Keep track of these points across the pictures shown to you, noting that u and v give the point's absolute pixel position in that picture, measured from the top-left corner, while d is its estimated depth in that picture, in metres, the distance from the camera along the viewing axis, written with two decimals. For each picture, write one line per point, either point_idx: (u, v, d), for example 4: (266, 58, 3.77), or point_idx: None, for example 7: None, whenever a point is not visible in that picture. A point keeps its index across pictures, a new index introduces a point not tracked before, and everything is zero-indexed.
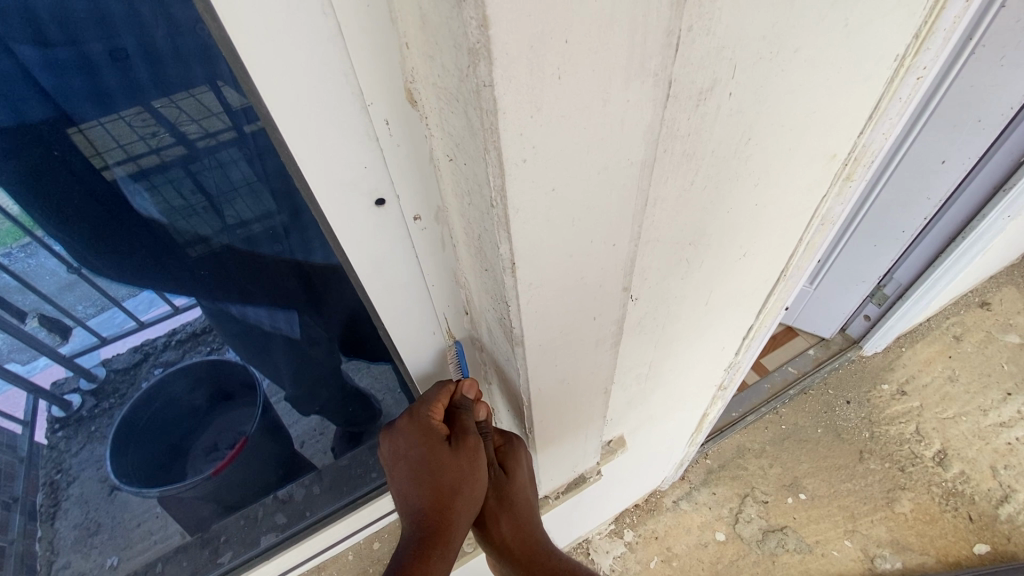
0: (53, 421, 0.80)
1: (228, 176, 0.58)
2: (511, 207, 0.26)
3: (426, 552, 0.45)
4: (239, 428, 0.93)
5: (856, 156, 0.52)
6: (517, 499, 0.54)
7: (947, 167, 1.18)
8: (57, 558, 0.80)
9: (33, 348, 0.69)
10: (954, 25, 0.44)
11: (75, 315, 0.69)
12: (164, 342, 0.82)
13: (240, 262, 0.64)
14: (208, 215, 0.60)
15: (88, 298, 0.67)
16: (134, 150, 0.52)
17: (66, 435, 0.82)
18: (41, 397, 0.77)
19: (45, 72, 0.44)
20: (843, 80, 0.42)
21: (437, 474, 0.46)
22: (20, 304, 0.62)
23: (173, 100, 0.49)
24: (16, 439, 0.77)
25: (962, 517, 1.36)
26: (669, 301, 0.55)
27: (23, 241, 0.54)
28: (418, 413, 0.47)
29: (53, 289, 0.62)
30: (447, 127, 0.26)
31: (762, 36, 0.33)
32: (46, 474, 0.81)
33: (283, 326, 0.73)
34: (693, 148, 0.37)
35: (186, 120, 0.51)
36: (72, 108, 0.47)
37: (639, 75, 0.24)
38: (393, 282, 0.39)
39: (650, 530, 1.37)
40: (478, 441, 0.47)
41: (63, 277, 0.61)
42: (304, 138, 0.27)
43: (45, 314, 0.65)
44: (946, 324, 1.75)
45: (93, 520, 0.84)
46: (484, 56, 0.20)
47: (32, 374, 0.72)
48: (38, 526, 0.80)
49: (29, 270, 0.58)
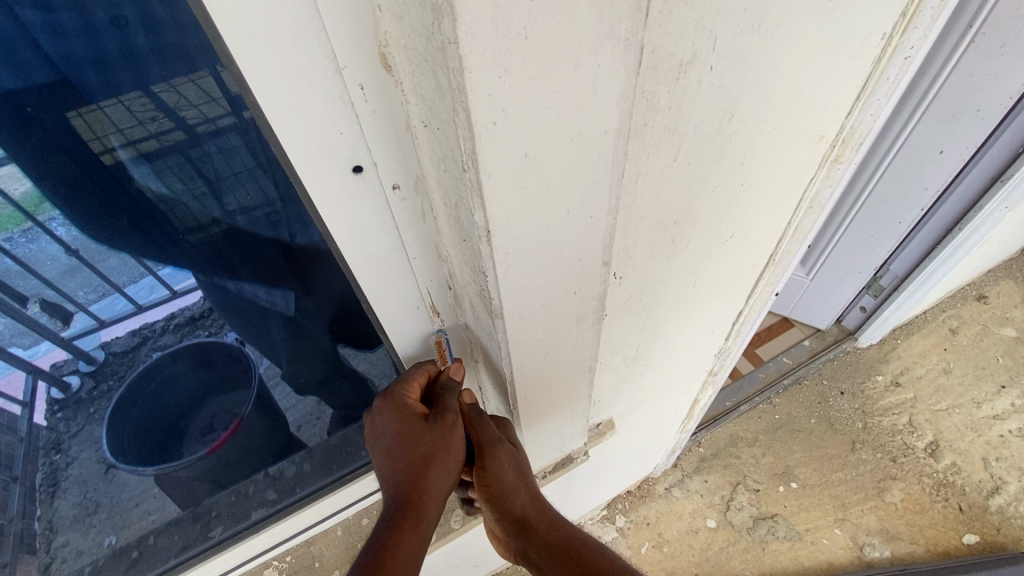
0: (53, 403, 0.83)
1: (224, 162, 0.60)
2: (483, 171, 0.26)
3: (398, 523, 0.46)
4: (233, 410, 0.94)
5: (844, 138, 0.52)
6: (530, 463, 0.55)
7: (945, 157, 1.17)
8: (56, 536, 0.82)
9: (34, 334, 0.74)
10: (943, 5, 0.44)
11: (79, 300, 0.76)
12: (163, 326, 0.89)
13: (236, 248, 0.67)
14: (206, 200, 0.63)
15: (89, 284, 0.74)
16: (134, 135, 0.55)
17: (67, 417, 0.85)
18: (41, 378, 0.80)
19: (48, 37, 0.46)
20: (826, 60, 0.42)
21: (411, 447, 0.47)
22: (21, 289, 0.68)
23: (172, 85, 0.51)
24: (15, 420, 0.80)
25: (952, 507, 1.37)
26: (656, 283, 0.55)
27: (24, 226, 0.57)
28: (394, 392, 0.49)
29: (57, 274, 0.69)
30: (420, 89, 0.26)
31: (743, 9, 0.33)
32: (45, 454, 0.83)
33: (279, 302, 0.74)
34: (675, 122, 0.37)
35: (185, 106, 0.54)
36: (74, 73, 0.49)
37: (610, 39, 0.24)
38: (374, 253, 0.39)
39: (642, 516, 1.39)
40: (457, 418, 0.48)
41: (64, 263, 0.70)
42: (277, 101, 0.27)
43: (46, 299, 0.72)
44: (942, 317, 1.75)
45: (91, 501, 0.86)
46: (447, 12, 0.20)
47: (34, 357, 0.77)
48: (37, 506, 0.82)
49: (30, 255, 0.65)
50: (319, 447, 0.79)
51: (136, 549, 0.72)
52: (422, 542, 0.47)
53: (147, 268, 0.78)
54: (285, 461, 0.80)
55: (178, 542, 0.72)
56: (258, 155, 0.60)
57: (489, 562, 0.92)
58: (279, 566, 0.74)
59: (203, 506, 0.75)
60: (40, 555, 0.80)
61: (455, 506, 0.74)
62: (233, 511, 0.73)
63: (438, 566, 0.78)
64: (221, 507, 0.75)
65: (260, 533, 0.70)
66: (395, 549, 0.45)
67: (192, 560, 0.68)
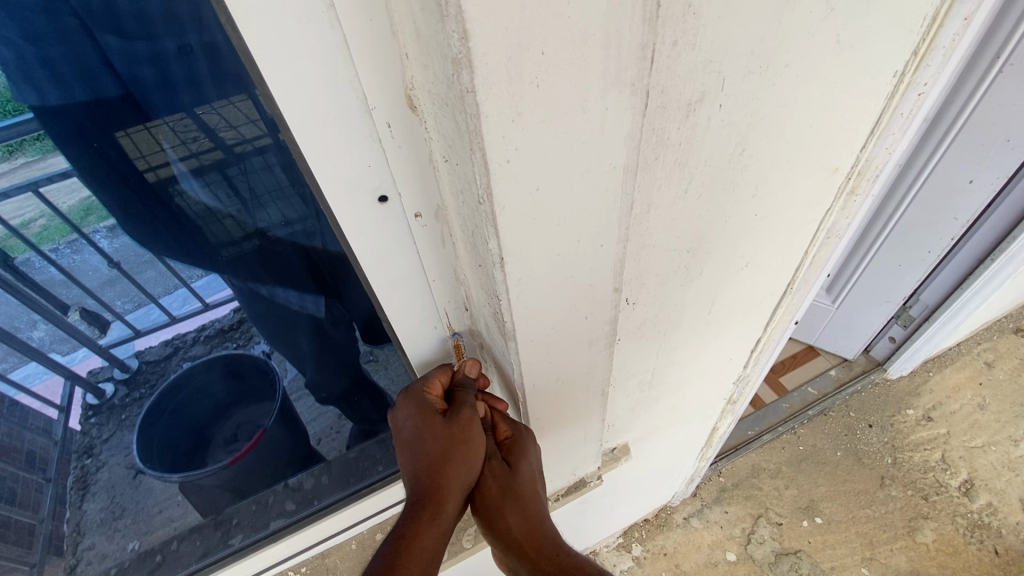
0: (87, 408, 0.97)
1: (259, 182, 0.65)
2: (498, 205, 0.28)
3: (415, 515, 0.47)
4: (255, 423, 0.97)
5: (859, 170, 0.53)
6: (523, 490, 0.52)
7: (975, 186, 1.15)
8: (83, 539, 0.86)
9: (73, 341, 0.91)
10: (955, 43, 0.44)
11: (115, 310, 0.93)
12: (194, 336, 1.01)
13: (269, 258, 0.70)
14: (241, 214, 0.67)
15: (126, 294, 0.91)
16: (179, 154, 0.62)
17: (98, 422, 0.98)
18: (78, 383, 0.95)
19: (121, 58, 0.54)
20: (837, 96, 0.43)
21: (427, 441, 0.48)
22: (66, 297, 0.85)
23: (216, 108, 0.57)
24: (52, 423, 0.92)
25: (988, 550, 1.30)
26: (670, 309, 0.56)
27: (69, 237, 0.76)
28: (415, 388, 0.50)
29: (96, 285, 0.86)
30: (442, 130, 0.28)
31: (750, 51, 0.34)
32: (77, 457, 0.94)
33: (310, 305, 0.76)
34: (686, 157, 0.38)
35: (224, 127, 0.60)
36: (137, 88, 0.56)
37: (617, 86, 0.26)
38: (394, 275, 0.41)
39: (659, 545, 1.36)
40: (474, 415, 0.48)
41: (105, 273, 0.85)
42: (312, 136, 0.30)
43: (86, 307, 0.88)
44: (976, 349, 1.69)
45: (117, 506, 0.91)
46: (466, 65, 0.22)
47: (73, 363, 0.93)
48: (67, 509, 0.89)
49: (73, 264, 0.80)
50: (338, 461, 0.81)
51: (160, 553, 0.75)
52: (440, 537, 0.47)
53: (181, 280, 0.94)
54: (305, 473, 0.81)
55: (199, 549, 0.74)
56: (288, 173, 0.64)
57: None
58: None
59: (224, 513, 0.77)
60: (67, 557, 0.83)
61: (467, 525, 0.75)
62: (253, 519, 0.75)
63: None
64: (241, 516, 0.77)
65: (278, 542, 0.72)
66: (410, 541, 0.45)
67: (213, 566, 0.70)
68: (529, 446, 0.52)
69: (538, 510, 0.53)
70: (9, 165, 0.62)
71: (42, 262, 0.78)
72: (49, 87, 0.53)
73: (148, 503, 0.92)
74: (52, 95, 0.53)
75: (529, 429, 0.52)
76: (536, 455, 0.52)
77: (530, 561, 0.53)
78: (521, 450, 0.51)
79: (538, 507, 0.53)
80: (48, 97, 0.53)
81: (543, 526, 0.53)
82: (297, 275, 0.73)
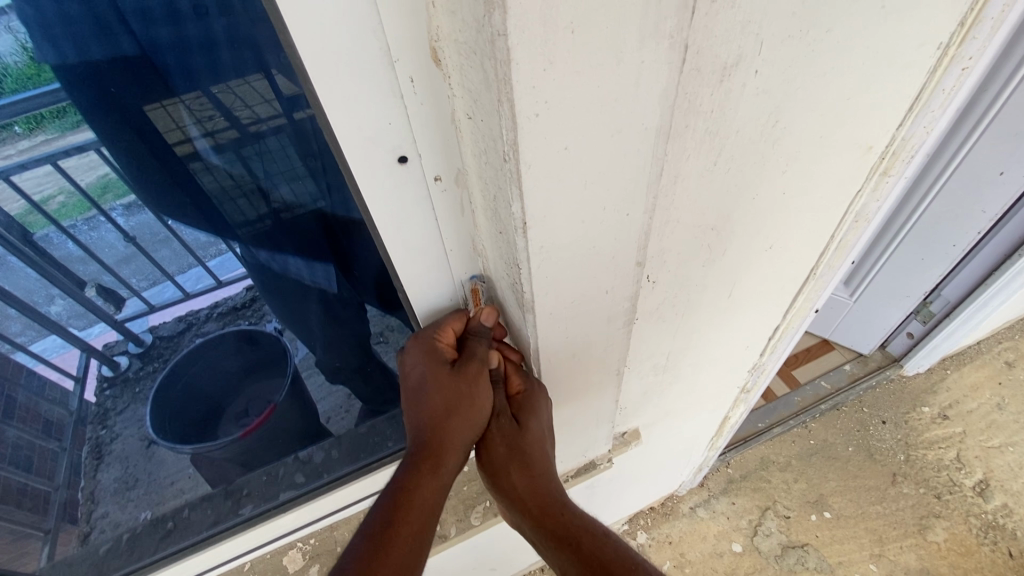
0: (102, 379, 0.99)
1: (273, 159, 0.66)
2: (523, 162, 0.27)
3: (416, 468, 0.46)
4: (268, 398, 0.96)
5: (894, 150, 0.51)
6: (531, 449, 0.51)
7: (1007, 178, 1.11)
8: (97, 507, 0.88)
9: (89, 315, 0.93)
10: (1004, 15, 0.42)
11: (129, 285, 0.97)
12: (207, 313, 1.02)
13: (280, 239, 0.70)
14: (254, 194, 0.68)
15: (143, 271, 0.97)
16: (196, 132, 0.62)
17: (113, 394, 0.99)
18: (93, 356, 0.97)
19: (139, 17, 0.52)
20: (877, 68, 0.41)
21: (433, 393, 0.46)
22: (82, 272, 0.88)
23: (232, 86, 0.59)
24: (68, 395, 0.93)
25: (1001, 551, 1.28)
26: (690, 289, 0.55)
27: (87, 213, 0.81)
28: (427, 333, 0.48)
29: (113, 259, 0.90)
30: (467, 83, 0.27)
31: (791, 12, 0.33)
32: (93, 427, 0.95)
33: (322, 279, 0.75)
34: (716, 126, 0.37)
35: (239, 106, 0.61)
36: (156, 54, 0.55)
37: (654, 37, 0.25)
38: (412, 243, 0.40)
39: (664, 534, 1.36)
40: (482, 368, 0.46)
41: (122, 247, 0.89)
42: (332, 88, 0.29)
43: (101, 283, 0.92)
44: (997, 348, 1.65)
45: (131, 476, 0.93)
46: (498, 5, 0.21)
47: (89, 336, 0.95)
48: (82, 478, 0.91)
49: (91, 240, 0.85)
50: (348, 436, 0.82)
51: (171, 520, 0.75)
52: (439, 490, 0.47)
53: (197, 258, 0.97)
54: (315, 447, 0.82)
55: (210, 517, 0.74)
56: (303, 151, 0.65)
57: (505, 563, 0.92)
58: (302, 547, 0.77)
59: (235, 483, 0.78)
60: (80, 524, 0.85)
61: (475, 503, 0.75)
62: (263, 490, 0.76)
63: (457, 561, 0.79)
64: (252, 486, 0.78)
65: (290, 513, 0.72)
66: (410, 493, 0.45)
67: (223, 533, 0.71)
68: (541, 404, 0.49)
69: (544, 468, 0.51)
70: (29, 143, 0.66)
71: (60, 238, 0.81)
72: (67, 43, 0.52)
73: (160, 475, 0.93)
74: (70, 52, 0.52)
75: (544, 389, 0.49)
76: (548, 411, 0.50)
77: (534, 520, 0.52)
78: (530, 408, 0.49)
79: (543, 464, 0.52)
80: (67, 55, 0.52)
81: (549, 485, 0.52)
82: (307, 256, 0.72)
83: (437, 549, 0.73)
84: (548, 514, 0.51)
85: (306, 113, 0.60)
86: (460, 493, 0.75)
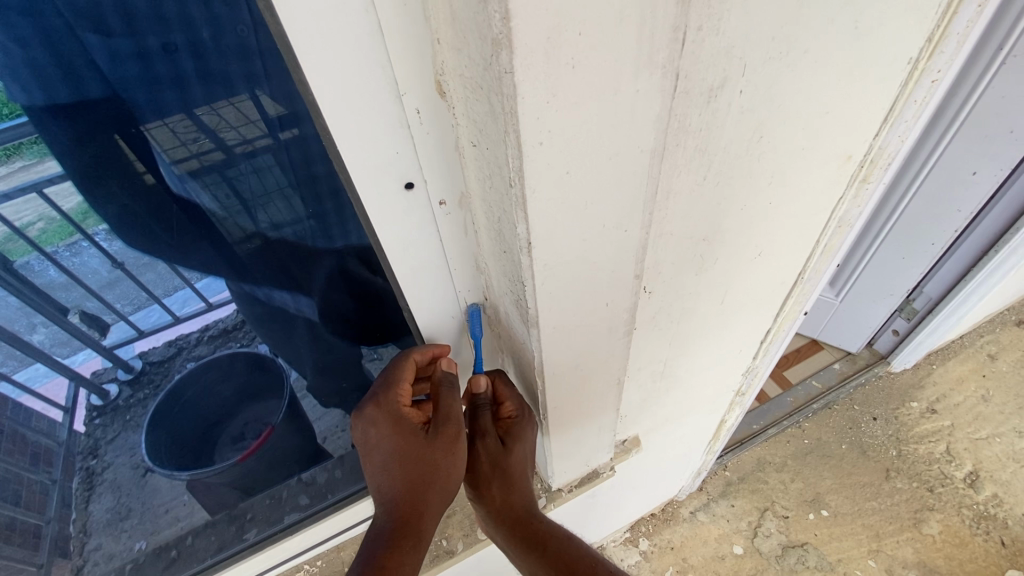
0: (92, 408, 0.75)
1: (259, 181, 0.57)
2: (528, 187, 0.28)
3: (397, 543, 0.47)
4: (263, 420, 0.88)
5: (872, 158, 0.53)
6: (512, 469, 0.55)
7: (978, 178, 1.15)
8: (89, 540, 0.78)
9: (75, 343, 0.67)
10: (969, 29, 0.45)
11: (115, 310, 0.67)
12: (196, 337, 0.77)
13: (268, 261, 0.65)
14: (240, 216, 0.60)
15: (129, 295, 0.66)
16: (173, 156, 0.53)
17: (104, 423, 0.78)
18: (82, 385, 0.72)
19: (106, 59, 0.45)
20: (853, 82, 0.43)
21: (410, 460, 0.50)
22: (63, 300, 0.61)
23: (212, 108, 0.49)
24: (56, 426, 0.73)
25: (994, 541, 1.31)
26: (684, 298, 0.56)
27: (70, 239, 0.55)
28: (387, 399, 0.50)
29: (98, 285, 0.62)
30: (472, 114, 0.28)
31: (771, 37, 0.35)
32: (84, 458, 0.77)
33: (306, 308, 0.72)
34: (705, 143, 0.39)
35: (224, 127, 0.52)
36: (123, 89, 0.47)
37: (648, 67, 0.26)
38: (417, 263, 0.42)
39: (666, 540, 1.36)
40: (456, 428, 0.51)
41: (105, 274, 0.60)
42: (343, 120, 0.30)
43: (87, 310, 0.64)
44: (980, 342, 1.70)
45: (124, 506, 0.81)
46: (506, 45, 0.22)
47: (74, 364, 0.69)
48: (73, 511, 0.77)
49: (75, 267, 0.58)
50: (351, 454, 0.82)
51: (175, 548, 0.77)
52: (417, 560, 0.48)
53: (184, 279, 0.67)
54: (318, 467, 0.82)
55: (214, 543, 0.77)
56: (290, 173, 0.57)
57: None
58: (309, 570, 0.80)
59: (238, 509, 0.80)
60: (73, 558, 0.77)
61: None
62: (267, 514, 0.77)
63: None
64: (255, 511, 0.79)
65: (295, 535, 0.75)
66: (392, 567, 0.46)
67: (226, 560, 0.73)
68: (526, 429, 0.54)
69: (521, 486, 0.56)
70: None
71: (43, 265, 0.56)
72: None
73: (154, 503, 0.83)
74: (36, 94, 0.44)
75: (531, 416, 0.54)
76: (533, 436, 0.55)
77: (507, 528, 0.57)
78: (518, 434, 0.53)
79: (522, 485, 0.57)
80: (35, 98, 0.44)
81: (526, 503, 0.57)
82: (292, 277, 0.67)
83: (445, 564, 0.73)
84: (519, 524, 0.56)
85: (296, 132, 0.52)
86: (466, 507, 0.75)
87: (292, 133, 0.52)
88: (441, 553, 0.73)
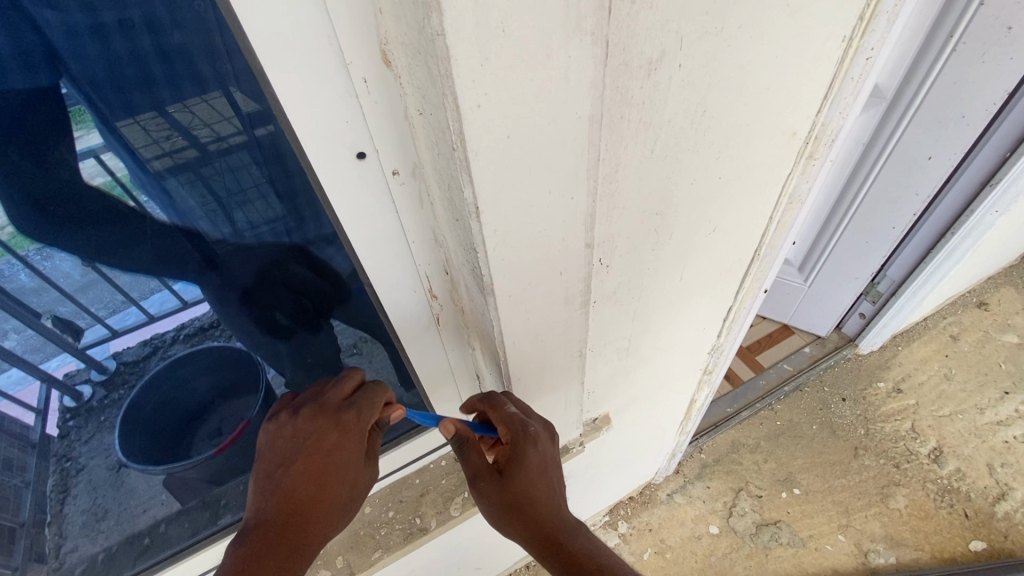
0: (65, 412, 0.65)
1: (234, 179, 0.53)
2: (470, 150, 0.30)
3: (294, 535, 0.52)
4: (241, 413, 0.80)
5: (816, 135, 0.56)
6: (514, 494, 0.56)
7: (934, 163, 1.19)
8: (66, 541, 0.72)
9: (47, 348, 0.58)
10: (898, 9, 0.47)
11: (91, 314, 0.58)
12: (172, 335, 0.66)
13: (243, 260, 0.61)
14: (214, 220, 0.55)
15: (102, 296, 0.56)
16: (146, 158, 0.46)
17: (78, 425, 0.67)
18: (54, 388, 0.62)
19: (60, 36, 0.38)
20: (790, 58, 0.45)
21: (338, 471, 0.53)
22: (33, 305, 0.53)
23: (186, 105, 0.44)
24: (27, 431, 0.63)
25: (957, 513, 1.37)
26: (642, 273, 0.59)
27: (35, 245, 0.47)
28: (347, 415, 0.53)
29: (72, 289, 0.53)
30: (415, 81, 0.30)
31: (705, 11, 0.37)
32: (57, 463, 0.67)
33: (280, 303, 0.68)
34: (649, 116, 0.41)
35: (198, 124, 0.46)
36: (78, 72, 0.40)
37: (578, 34, 0.28)
38: (376, 236, 0.43)
39: (644, 522, 1.39)
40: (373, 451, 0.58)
41: (78, 278, 0.53)
42: (293, 88, 0.31)
43: (60, 315, 0.55)
44: (942, 323, 1.76)
45: (101, 507, 0.73)
46: (435, 8, 0.24)
47: (48, 369, 0.60)
48: (49, 515, 0.69)
49: (44, 272, 0.50)
50: None
51: (148, 536, 0.77)
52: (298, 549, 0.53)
53: (162, 281, 0.58)
54: None
55: (187, 528, 0.79)
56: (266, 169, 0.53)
57: (487, 556, 0.94)
58: None
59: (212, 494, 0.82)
60: (49, 561, 0.71)
61: (455, 494, 0.77)
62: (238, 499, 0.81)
63: (439, 553, 0.81)
64: (229, 496, 0.82)
65: None
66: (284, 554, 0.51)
67: (197, 546, 0.78)
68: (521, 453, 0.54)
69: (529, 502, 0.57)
70: None
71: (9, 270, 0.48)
72: None
73: (133, 503, 0.76)
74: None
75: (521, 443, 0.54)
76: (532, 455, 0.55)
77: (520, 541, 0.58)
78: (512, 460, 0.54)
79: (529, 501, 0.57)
80: None
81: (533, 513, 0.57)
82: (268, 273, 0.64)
83: (419, 541, 0.75)
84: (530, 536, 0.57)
85: (274, 127, 0.48)
86: (440, 485, 0.77)
87: (271, 127, 0.48)
88: (416, 531, 0.75)
